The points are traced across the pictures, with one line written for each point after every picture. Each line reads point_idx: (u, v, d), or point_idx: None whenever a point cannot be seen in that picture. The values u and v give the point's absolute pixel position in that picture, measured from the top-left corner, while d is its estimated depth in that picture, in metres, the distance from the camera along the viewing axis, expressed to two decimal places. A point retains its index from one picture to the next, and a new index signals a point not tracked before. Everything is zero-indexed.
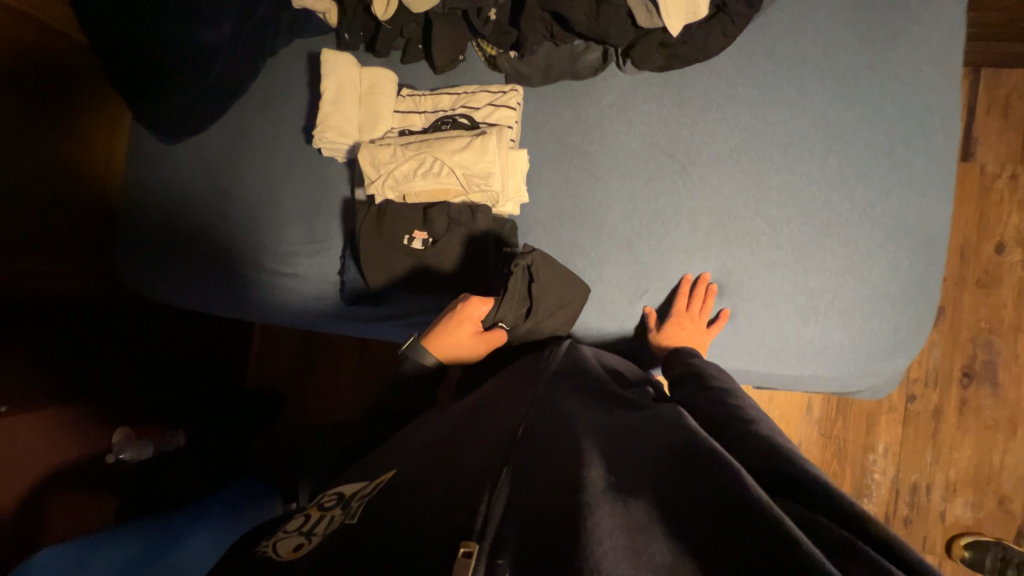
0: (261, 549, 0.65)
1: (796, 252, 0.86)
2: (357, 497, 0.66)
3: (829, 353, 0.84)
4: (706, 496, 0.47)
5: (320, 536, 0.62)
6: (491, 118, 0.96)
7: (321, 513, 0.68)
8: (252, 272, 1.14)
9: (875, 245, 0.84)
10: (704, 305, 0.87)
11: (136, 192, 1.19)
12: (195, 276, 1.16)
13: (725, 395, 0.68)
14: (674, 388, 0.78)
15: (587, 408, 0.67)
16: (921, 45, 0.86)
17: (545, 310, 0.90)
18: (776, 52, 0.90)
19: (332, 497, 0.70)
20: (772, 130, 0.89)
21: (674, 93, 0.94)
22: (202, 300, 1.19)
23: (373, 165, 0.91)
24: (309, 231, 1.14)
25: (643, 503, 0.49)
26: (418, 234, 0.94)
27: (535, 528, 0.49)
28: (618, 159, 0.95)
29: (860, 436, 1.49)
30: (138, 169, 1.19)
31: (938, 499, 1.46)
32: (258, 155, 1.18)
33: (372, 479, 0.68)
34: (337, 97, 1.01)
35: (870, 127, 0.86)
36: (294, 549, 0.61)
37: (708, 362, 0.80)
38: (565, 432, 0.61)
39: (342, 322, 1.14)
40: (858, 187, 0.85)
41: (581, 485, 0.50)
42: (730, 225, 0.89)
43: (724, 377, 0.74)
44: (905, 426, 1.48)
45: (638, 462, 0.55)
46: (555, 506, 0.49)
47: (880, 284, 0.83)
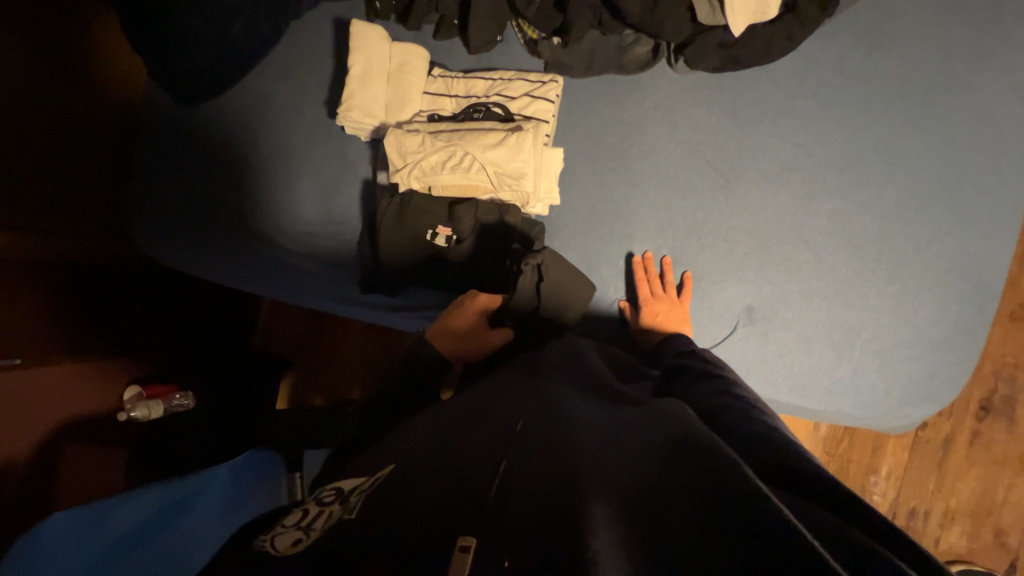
0: (258, 545, 0.59)
1: (838, 283, 0.81)
2: (357, 492, 0.62)
3: (859, 393, 0.81)
4: (700, 479, 0.42)
5: (319, 532, 0.57)
6: (527, 111, 0.90)
7: (320, 509, 0.64)
8: (267, 247, 1.11)
9: (925, 284, 0.79)
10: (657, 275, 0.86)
11: (151, 154, 1.15)
12: (203, 243, 1.12)
13: (731, 388, 0.62)
14: (671, 375, 0.72)
15: (580, 402, 0.63)
16: (1007, 70, 0.79)
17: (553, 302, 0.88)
18: (843, 63, 0.83)
19: (331, 492, 0.67)
20: (828, 149, 0.83)
21: (726, 99, 0.88)
22: (204, 264, 1.14)
23: (400, 152, 0.86)
24: (325, 210, 1.10)
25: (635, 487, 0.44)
26: (441, 230, 0.89)
27: (522, 522, 0.45)
28: (658, 166, 0.90)
29: (864, 458, 1.48)
30: (153, 129, 1.15)
31: (934, 526, 1.46)
32: (278, 127, 1.13)
33: (372, 475, 0.65)
34: (365, 73, 0.95)
35: (937, 157, 0.79)
36: (292, 546, 0.56)
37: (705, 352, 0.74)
38: (560, 426, 0.57)
39: (353, 304, 1.12)
40: (915, 221, 0.79)
41: (571, 478, 0.47)
42: (770, 248, 0.84)
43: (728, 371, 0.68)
44: (912, 453, 1.47)
45: (629, 447, 0.50)
46: (545, 501, 0.46)
47: (923, 326, 0.79)
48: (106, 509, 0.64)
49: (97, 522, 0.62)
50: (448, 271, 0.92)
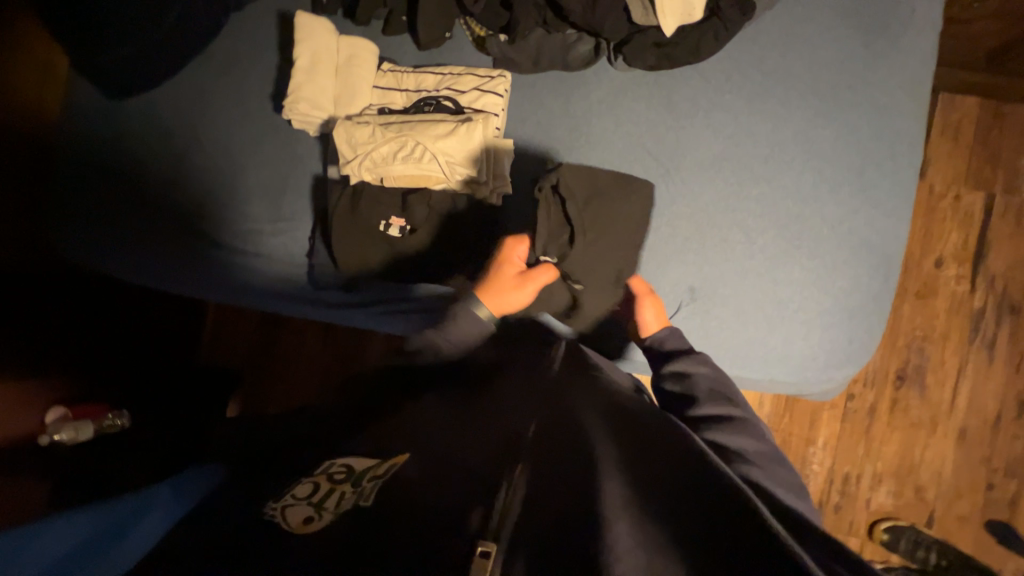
0: (268, 518, 0.56)
1: (767, 262, 0.89)
2: (370, 478, 0.59)
3: (790, 360, 0.89)
4: (713, 494, 0.44)
5: (332, 514, 0.55)
6: (477, 104, 0.91)
7: (330, 485, 0.59)
8: (210, 245, 1.06)
9: (840, 260, 0.88)
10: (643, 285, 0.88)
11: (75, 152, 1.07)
12: (137, 243, 1.06)
13: (731, 431, 0.68)
14: (667, 397, 0.77)
15: (585, 403, 0.65)
16: (896, 69, 0.89)
17: (603, 254, 0.89)
18: (762, 62, 0.91)
19: (342, 470, 0.62)
20: (753, 140, 0.91)
21: (663, 95, 0.94)
22: (145, 270, 1.07)
23: (350, 143, 0.86)
24: (274, 206, 1.07)
25: (652, 500, 0.45)
26: (395, 221, 0.89)
27: (531, 533, 0.45)
28: (603, 157, 0.95)
29: (803, 430, 1.60)
30: (77, 125, 1.08)
31: (865, 488, 1.60)
32: (218, 121, 1.09)
33: (384, 459, 0.63)
34: (312, 66, 0.94)
35: (844, 146, 0.89)
36: (305, 523, 0.54)
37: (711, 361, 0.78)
38: (570, 433, 0.58)
39: (308, 306, 1.07)
40: (829, 203, 0.88)
41: (593, 488, 0.47)
42: (708, 231, 0.91)
43: (726, 399, 0.73)
44: (844, 423, 1.61)
45: (643, 457, 0.52)
46: (567, 511, 0.46)
47: (841, 297, 0.88)
48: (16, 538, 0.59)
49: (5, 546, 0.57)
50: (404, 262, 0.91)
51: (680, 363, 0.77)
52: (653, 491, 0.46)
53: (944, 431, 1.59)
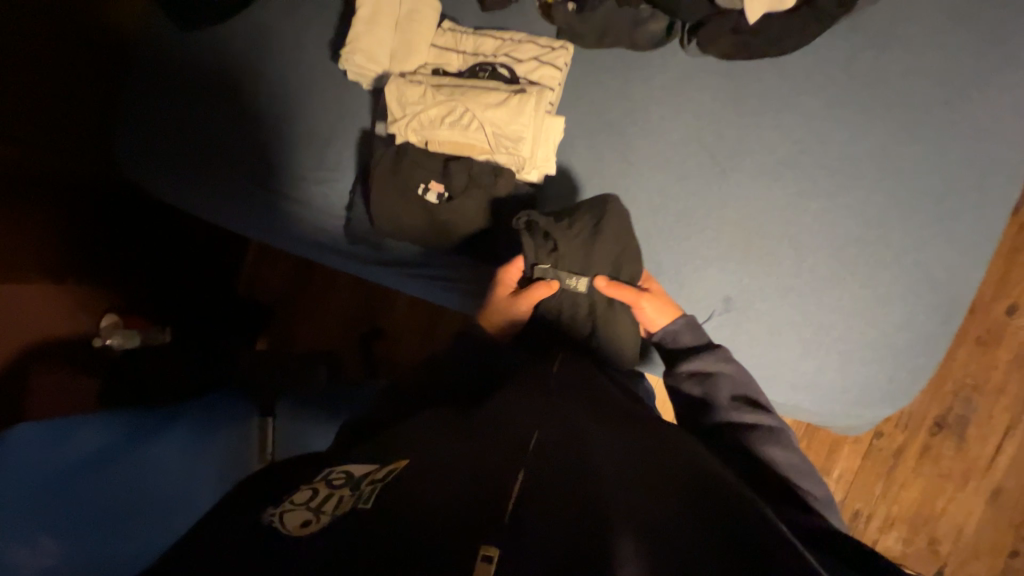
0: (267, 519, 0.56)
1: (815, 283, 0.83)
2: (369, 481, 0.59)
3: (819, 390, 0.84)
4: (741, 536, 0.43)
5: (329, 517, 0.55)
6: (533, 75, 0.88)
7: (329, 489, 0.59)
8: (258, 185, 1.09)
9: (898, 292, 0.81)
10: (618, 290, 0.81)
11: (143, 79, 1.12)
12: (190, 172, 1.11)
13: (757, 443, 0.69)
14: (688, 401, 0.77)
15: (585, 411, 0.64)
16: (1008, 89, 0.79)
17: (593, 258, 0.84)
18: (852, 63, 0.83)
19: (341, 475, 0.62)
20: (825, 150, 0.83)
21: (733, 87, 0.87)
22: (194, 199, 1.11)
23: (399, 102, 0.86)
24: (321, 155, 1.08)
25: (673, 528, 0.44)
26: (434, 186, 0.87)
27: (539, 538, 0.43)
28: (657, 148, 0.90)
29: (819, 460, 1.54)
30: (147, 52, 1.12)
31: (874, 529, 1.54)
32: (276, 62, 1.10)
33: (384, 465, 0.61)
34: (373, 17, 0.92)
35: (928, 168, 0.80)
36: (303, 527, 0.55)
37: (732, 359, 0.77)
38: (581, 446, 0.56)
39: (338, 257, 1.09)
40: (898, 229, 0.81)
41: (601, 503, 0.46)
42: (756, 241, 0.85)
43: (748, 404, 0.73)
44: (864, 459, 1.53)
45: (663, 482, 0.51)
46: (575, 522, 0.44)
47: (890, 334, 0.81)
48: (72, 421, 0.74)
49: (59, 432, 0.71)
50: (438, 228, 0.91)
51: (703, 360, 0.76)
52: (672, 517, 0.46)
53: (975, 487, 1.49)
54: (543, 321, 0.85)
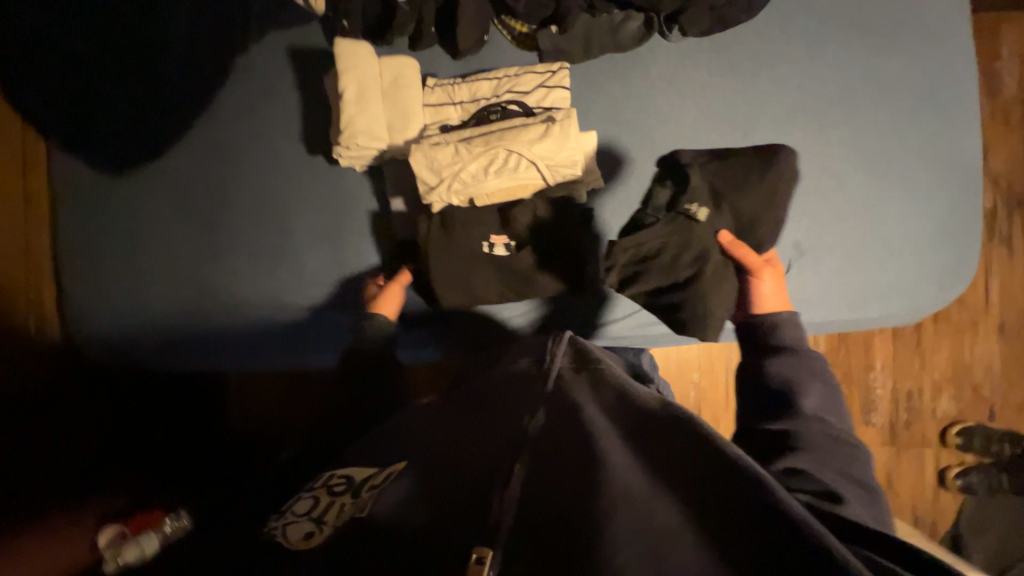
0: (270, 534, 0.63)
1: (864, 202, 0.90)
2: (368, 487, 0.64)
3: (905, 293, 0.90)
4: (733, 493, 0.40)
5: (330, 526, 0.60)
6: (547, 102, 0.88)
7: (331, 498, 0.66)
8: (270, 300, 1.04)
9: (932, 185, 0.90)
10: (745, 254, 0.87)
11: (110, 238, 1.07)
12: (184, 314, 1.06)
13: (823, 454, 0.66)
14: (760, 398, 0.76)
15: (584, 388, 0.61)
16: None
17: (726, 205, 0.90)
18: (812, 8, 0.92)
19: (342, 481, 0.69)
20: (821, 86, 0.91)
21: (722, 57, 0.93)
22: (191, 341, 1.06)
23: (432, 168, 0.80)
24: (331, 248, 1.02)
25: (689, 519, 0.39)
26: (497, 240, 0.86)
27: (547, 525, 0.43)
28: (678, 132, 0.93)
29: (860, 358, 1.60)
30: (109, 216, 1.07)
31: (927, 400, 1.60)
32: (250, 176, 1.04)
33: (384, 468, 0.67)
34: (360, 95, 0.86)
35: (910, 74, 0.90)
36: (304, 538, 0.59)
37: (822, 373, 0.76)
38: (590, 429, 0.51)
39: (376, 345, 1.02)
40: (908, 132, 0.90)
41: (598, 471, 0.45)
42: (800, 184, 0.91)
43: (828, 418, 0.71)
44: (897, 346, 1.59)
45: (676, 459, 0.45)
46: (573, 495, 0.44)
47: (939, 221, 0.90)
48: None
49: None
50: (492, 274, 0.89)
51: (788, 363, 0.77)
52: (685, 509, 0.40)
53: (986, 328, 1.58)
54: (637, 248, 0.87)
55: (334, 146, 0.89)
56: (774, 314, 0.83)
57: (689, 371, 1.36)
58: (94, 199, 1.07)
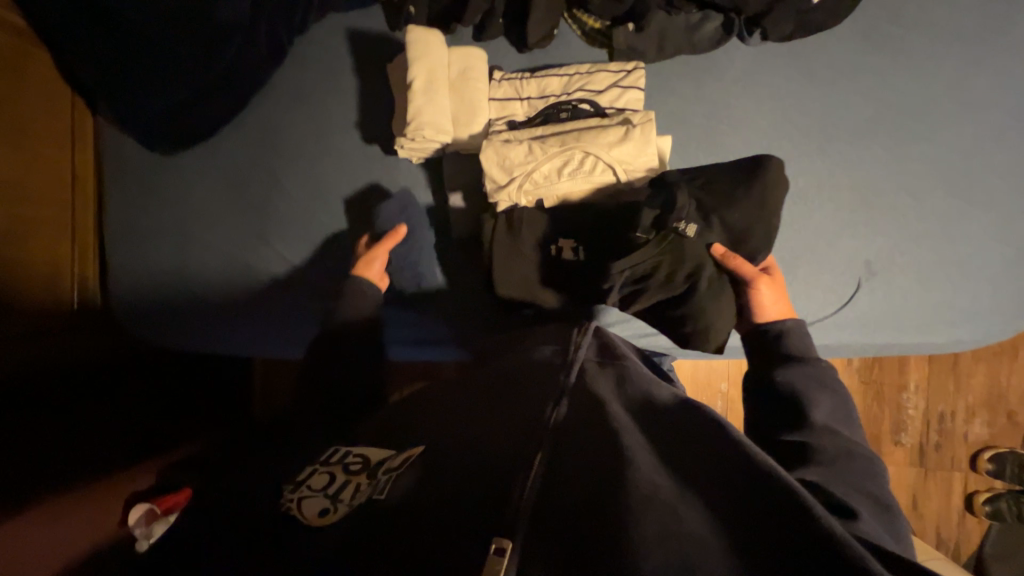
0: (283, 505, 0.55)
1: (942, 223, 0.87)
2: (387, 469, 0.57)
3: (976, 319, 0.87)
4: (756, 498, 0.45)
5: (347, 507, 0.54)
6: (620, 102, 0.86)
7: (347, 476, 0.58)
8: (316, 282, 1.02)
9: (1015, 209, 0.86)
10: (739, 264, 0.81)
11: (164, 217, 1.07)
12: (232, 294, 1.04)
13: (837, 467, 0.62)
14: (771, 407, 0.71)
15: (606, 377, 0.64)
16: None
17: (714, 219, 0.83)
18: (901, 17, 0.88)
19: (359, 460, 0.60)
20: (904, 99, 0.87)
21: (801, 64, 0.89)
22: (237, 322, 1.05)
23: (503, 166, 0.82)
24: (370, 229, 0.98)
25: (709, 526, 0.43)
26: (565, 244, 0.85)
27: (565, 514, 0.45)
28: (750, 139, 0.90)
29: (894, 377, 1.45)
30: (164, 196, 1.06)
31: (959, 423, 1.46)
32: (302, 161, 1.02)
33: (400, 452, 0.60)
34: (428, 85, 0.84)
35: (999, 92, 0.86)
36: (322, 516, 0.53)
37: (832, 384, 0.72)
38: (615, 425, 0.54)
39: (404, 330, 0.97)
40: (992, 152, 0.86)
41: (626, 469, 0.48)
42: (875, 200, 0.87)
43: (839, 430, 0.67)
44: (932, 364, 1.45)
45: (700, 474, 0.49)
46: (596, 490, 0.46)
47: (1020, 246, 0.86)
48: None
49: None
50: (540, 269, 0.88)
51: (799, 377, 0.72)
52: (708, 520, 0.44)
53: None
54: (632, 271, 0.84)
55: (398, 136, 0.88)
56: (780, 320, 0.78)
57: (717, 380, 1.31)
58: (146, 178, 1.07)
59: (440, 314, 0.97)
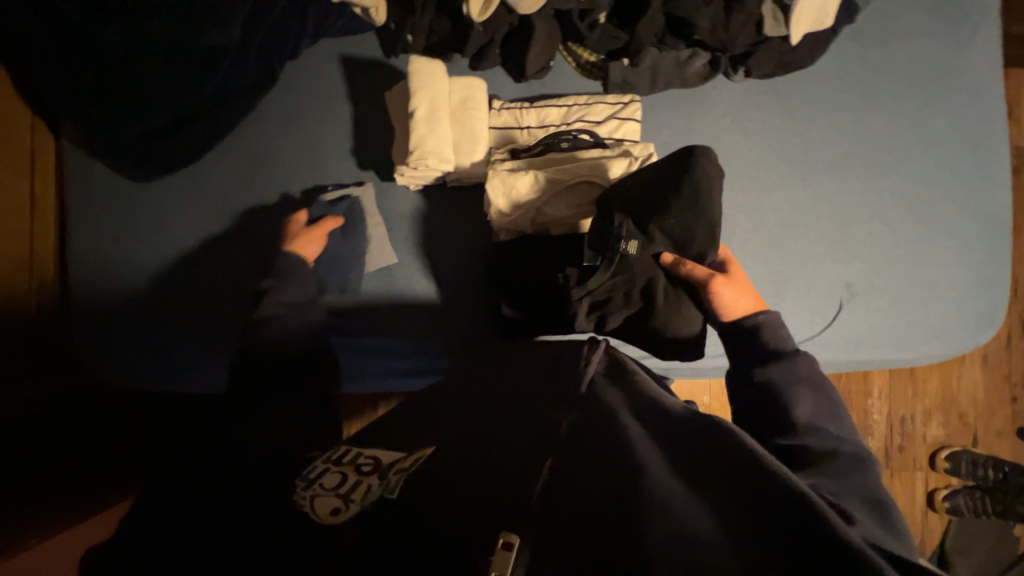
0: (297, 504, 0.53)
1: (911, 247, 0.94)
2: (398, 470, 0.55)
3: (944, 335, 0.94)
4: (763, 491, 0.42)
5: (358, 505, 0.51)
6: (617, 133, 0.88)
7: (358, 476, 0.55)
8: None
9: (972, 234, 0.95)
10: (692, 267, 0.80)
11: (138, 241, 0.99)
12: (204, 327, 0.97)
13: (830, 469, 0.60)
14: (758, 409, 0.69)
15: (616, 392, 0.63)
16: (986, 53, 0.96)
17: (654, 229, 0.78)
18: (866, 59, 0.96)
19: (369, 462, 0.57)
20: (873, 134, 0.95)
21: (781, 100, 0.96)
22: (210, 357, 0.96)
23: (509, 196, 0.82)
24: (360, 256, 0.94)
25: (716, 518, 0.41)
26: (572, 272, 0.85)
27: (574, 516, 0.43)
28: (738, 169, 0.95)
29: (859, 384, 1.54)
30: (132, 222, 0.99)
31: (919, 425, 1.55)
32: (289, 185, 0.98)
33: (411, 455, 0.58)
34: (431, 114, 0.84)
35: (953, 129, 0.96)
36: (333, 515, 0.50)
37: (814, 380, 0.69)
38: (623, 429, 0.53)
39: (394, 360, 0.94)
40: (949, 182, 0.95)
41: (634, 467, 0.46)
42: (853, 226, 0.94)
43: (827, 429, 0.65)
44: (893, 373, 1.54)
45: (712, 477, 0.46)
46: (602, 489, 0.45)
47: (977, 266, 0.95)
48: None
49: None
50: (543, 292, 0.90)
51: (782, 377, 0.69)
52: (717, 511, 0.41)
53: (971, 357, 1.56)
54: (590, 297, 0.85)
55: (398, 163, 0.87)
56: (752, 316, 0.75)
57: (700, 394, 1.34)
58: (112, 200, 0.99)
59: (438, 341, 0.94)
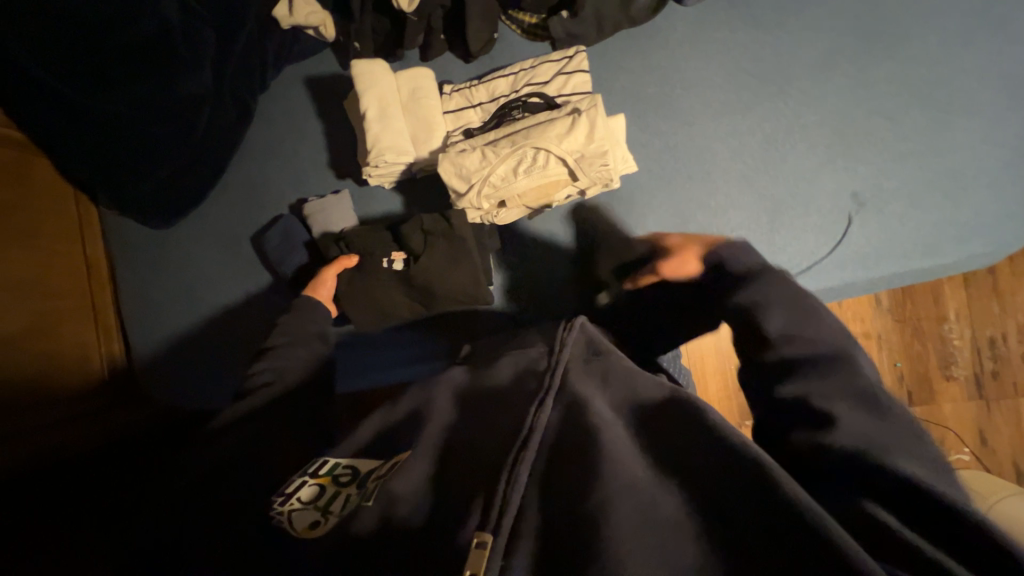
0: (275, 520, 0.54)
1: (926, 138, 0.83)
2: (375, 476, 0.55)
3: (987, 229, 0.82)
4: (741, 472, 0.42)
5: (336, 517, 0.52)
6: (567, 89, 0.88)
7: (336, 488, 0.56)
8: None
9: (1003, 107, 0.82)
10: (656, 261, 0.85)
11: (171, 283, 1.12)
12: (235, 346, 1.08)
13: (806, 378, 0.52)
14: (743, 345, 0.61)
15: (588, 376, 0.59)
16: None
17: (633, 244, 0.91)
18: None
19: (347, 472, 0.58)
20: (857, 22, 0.85)
21: (744, 11, 0.88)
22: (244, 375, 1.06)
23: (461, 175, 0.84)
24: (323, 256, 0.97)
25: (692, 512, 0.42)
26: (396, 256, 0.92)
27: (551, 517, 0.44)
28: (707, 96, 0.89)
29: (931, 309, 1.25)
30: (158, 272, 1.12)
31: (1016, 344, 1.25)
32: (282, 205, 1.07)
33: (388, 458, 0.57)
34: (381, 113, 0.88)
35: None
36: (312, 529, 0.52)
37: (782, 289, 0.60)
38: (595, 424, 0.51)
39: (406, 349, 0.99)
40: (964, 54, 0.83)
41: (610, 464, 0.46)
42: (849, 129, 0.85)
43: (803, 335, 0.56)
44: (970, 289, 1.25)
45: (692, 464, 0.45)
46: (575, 488, 0.45)
47: (1016, 143, 0.82)
48: None
49: None
50: (513, 274, 0.95)
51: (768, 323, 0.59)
52: (693, 508, 0.42)
53: None
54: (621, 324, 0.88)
55: (363, 166, 0.91)
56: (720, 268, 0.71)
57: None
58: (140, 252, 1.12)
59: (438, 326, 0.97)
